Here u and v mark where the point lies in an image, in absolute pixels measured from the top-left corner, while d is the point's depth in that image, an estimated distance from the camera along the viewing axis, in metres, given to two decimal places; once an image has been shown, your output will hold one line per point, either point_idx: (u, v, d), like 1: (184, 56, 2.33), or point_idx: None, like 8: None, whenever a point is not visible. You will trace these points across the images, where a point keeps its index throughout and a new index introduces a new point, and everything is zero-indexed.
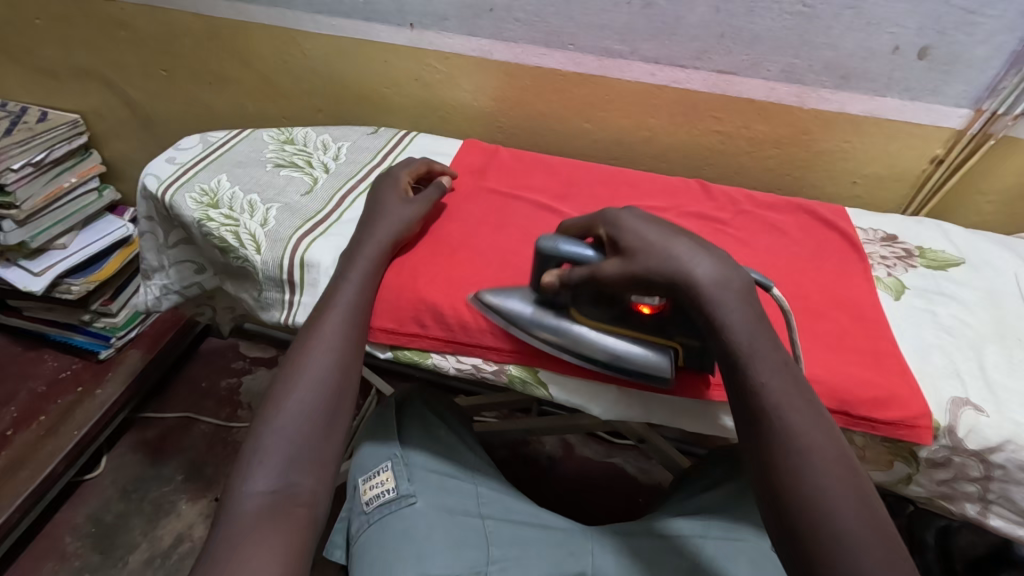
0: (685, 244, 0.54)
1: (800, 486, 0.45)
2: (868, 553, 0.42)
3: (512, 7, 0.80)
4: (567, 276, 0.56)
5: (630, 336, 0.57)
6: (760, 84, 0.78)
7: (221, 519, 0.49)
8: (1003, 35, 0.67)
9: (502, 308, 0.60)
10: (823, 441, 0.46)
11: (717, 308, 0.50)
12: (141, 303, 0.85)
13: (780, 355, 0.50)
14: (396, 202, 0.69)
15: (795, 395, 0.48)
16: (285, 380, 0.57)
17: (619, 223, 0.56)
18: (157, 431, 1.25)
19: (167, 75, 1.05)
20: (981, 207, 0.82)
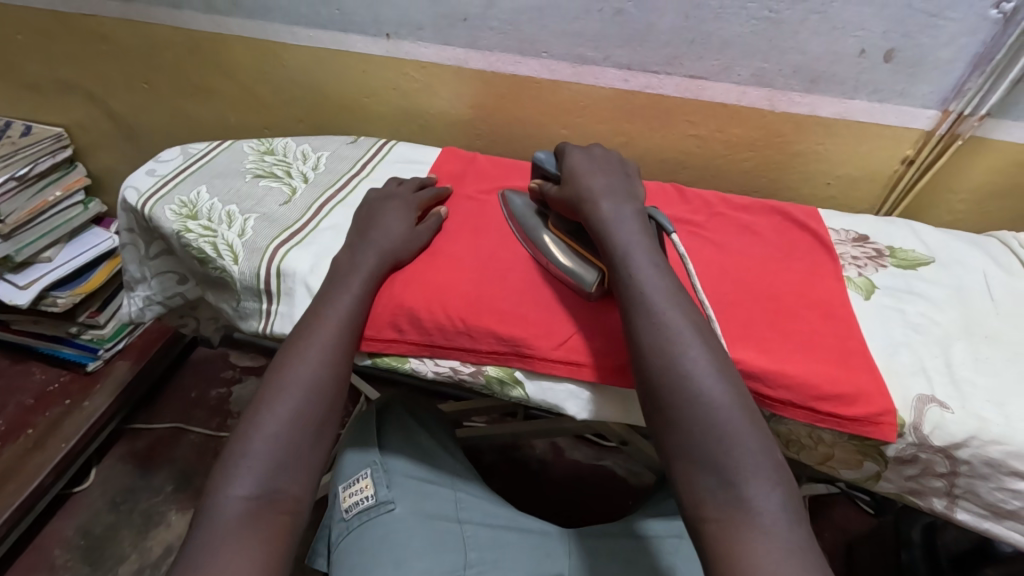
0: (603, 177, 0.66)
1: (663, 363, 0.51)
2: (720, 414, 0.48)
3: (486, 16, 0.81)
4: (541, 187, 0.69)
5: (573, 248, 0.65)
6: (731, 88, 0.79)
7: (202, 523, 0.49)
8: (965, 37, 0.68)
9: (511, 204, 0.73)
10: (685, 322, 0.53)
11: (608, 221, 0.60)
12: (124, 314, 0.85)
13: (651, 255, 0.57)
14: (401, 226, 0.69)
15: (660, 283, 0.55)
16: (276, 385, 0.57)
17: (574, 155, 0.69)
18: (146, 442, 1.25)
19: (149, 88, 1.05)
20: (952, 206, 0.83)
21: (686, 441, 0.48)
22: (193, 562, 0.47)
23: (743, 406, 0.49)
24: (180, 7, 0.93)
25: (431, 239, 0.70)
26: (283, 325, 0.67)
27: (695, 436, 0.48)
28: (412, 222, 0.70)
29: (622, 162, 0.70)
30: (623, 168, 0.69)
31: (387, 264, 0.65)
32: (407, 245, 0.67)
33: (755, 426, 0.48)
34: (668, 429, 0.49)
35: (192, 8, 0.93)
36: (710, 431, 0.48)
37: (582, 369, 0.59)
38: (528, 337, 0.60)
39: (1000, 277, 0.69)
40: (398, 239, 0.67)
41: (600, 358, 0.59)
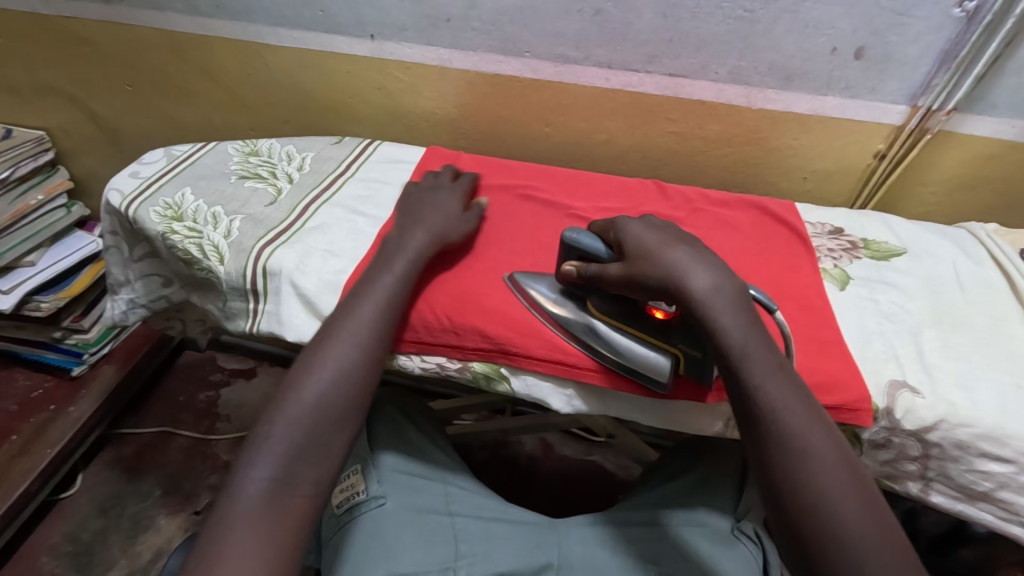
0: (683, 253, 0.57)
1: (804, 494, 0.47)
2: (875, 561, 0.44)
3: (467, 17, 0.82)
4: (585, 269, 0.60)
5: (636, 336, 0.59)
6: (709, 86, 0.81)
7: (225, 499, 0.50)
8: (931, 35, 0.71)
9: (529, 291, 0.64)
10: (823, 445, 0.49)
11: (711, 313, 0.53)
12: (108, 318, 0.85)
13: (773, 358, 0.52)
14: (451, 214, 0.70)
15: (792, 397, 0.51)
16: (312, 365, 0.57)
17: (629, 228, 0.60)
18: (134, 447, 1.24)
19: (132, 89, 1.05)
20: (924, 198, 0.86)
21: None
22: (215, 537, 0.48)
23: (898, 550, 0.44)
24: (163, 9, 0.93)
25: (476, 226, 0.71)
26: (271, 325, 0.67)
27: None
28: (459, 210, 0.71)
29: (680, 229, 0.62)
30: (686, 234, 0.61)
31: (436, 244, 0.66)
32: (456, 229, 0.69)
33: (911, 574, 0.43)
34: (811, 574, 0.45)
35: (175, 10, 0.92)
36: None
37: (567, 366, 0.60)
38: (513, 335, 0.61)
39: (969, 266, 0.71)
40: (447, 224, 0.68)
41: (584, 356, 0.60)
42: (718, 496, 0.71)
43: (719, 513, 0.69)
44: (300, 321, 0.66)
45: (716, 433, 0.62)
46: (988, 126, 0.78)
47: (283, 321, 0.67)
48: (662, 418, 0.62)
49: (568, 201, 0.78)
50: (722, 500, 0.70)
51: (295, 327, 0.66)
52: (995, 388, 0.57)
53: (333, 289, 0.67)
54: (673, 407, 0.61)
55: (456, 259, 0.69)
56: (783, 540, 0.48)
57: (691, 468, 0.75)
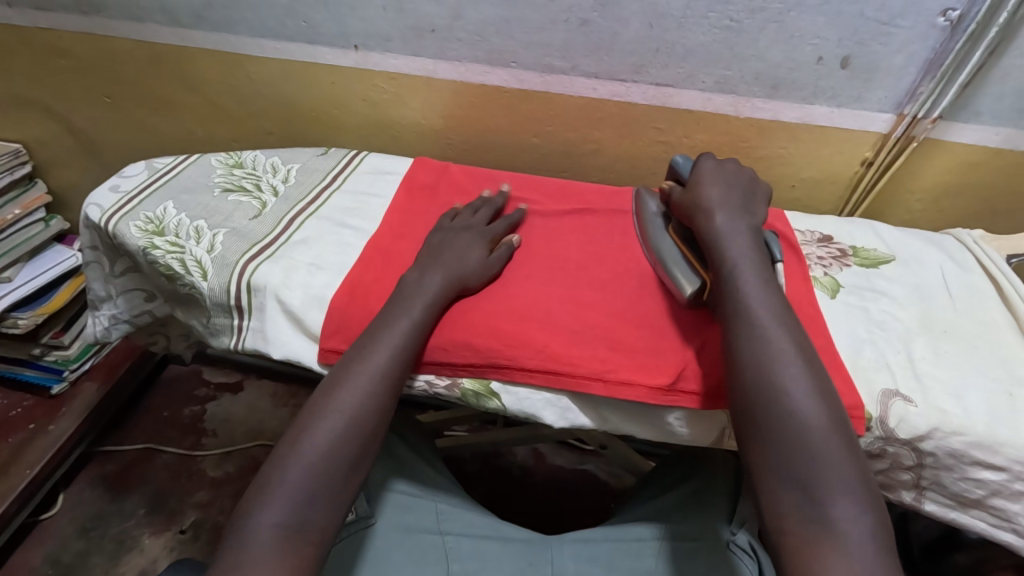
0: (724, 192, 0.64)
1: (762, 378, 0.52)
2: (816, 437, 0.49)
3: (453, 27, 0.81)
4: (671, 187, 0.68)
5: (686, 254, 0.64)
6: (696, 95, 0.81)
7: (233, 548, 0.50)
8: (915, 44, 0.71)
9: (640, 199, 0.72)
10: (789, 342, 0.53)
11: (722, 239, 0.60)
12: (89, 334, 0.83)
13: (759, 270, 0.58)
14: (475, 256, 0.67)
15: (768, 298, 0.56)
16: (323, 409, 0.56)
17: (706, 164, 0.67)
18: (117, 465, 1.21)
19: (112, 101, 1.03)
20: (910, 205, 0.87)
21: (773, 453, 0.49)
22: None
23: (841, 433, 0.49)
24: (144, 20, 0.91)
25: (501, 270, 0.68)
26: (255, 341, 0.67)
27: (788, 455, 0.49)
28: (485, 252, 0.68)
29: (751, 181, 0.67)
30: (751, 187, 0.67)
31: (455, 288, 0.63)
32: (477, 275, 0.65)
33: (849, 453, 0.49)
34: (756, 439, 0.50)
35: (155, 21, 0.91)
36: (805, 452, 0.48)
37: (560, 377, 0.60)
38: (502, 348, 0.60)
39: (956, 272, 0.71)
40: (466, 268, 0.65)
41: (575, 367, 0.59)
42: (711, 508, 0.70)
43: (712, 526, 0.68)
44: (286, 338, 0.65)
45: (711, 443, 0.61)
46: (972, 134, 0.79)
47: (268, 338, 0.66)
48: (656, 429, 0.61)
49: (559, 211, 0.77)
50: (715, 512, 0.69)
51: (281, 343, 0.65)
52: (987, 396, 0.57)
53: (321, 304, 0.65)
54: (665, 420, 0.60)
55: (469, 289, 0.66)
56: (733, 414, 0.53)
57: (684, 479, 0.75)
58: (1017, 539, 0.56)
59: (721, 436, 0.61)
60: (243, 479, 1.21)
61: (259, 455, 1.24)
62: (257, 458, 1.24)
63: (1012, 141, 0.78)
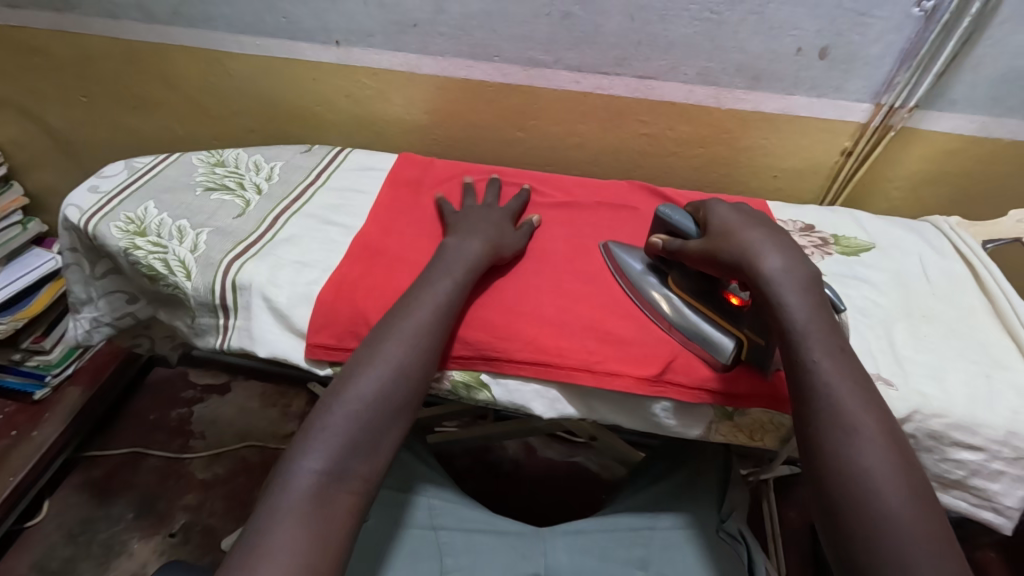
0: (762, 234, 0.58)
1: (846, 470, 0.47)
2: (911, 540, 0.44)
3: (435, 22, 0.81)
4: (668, 243, 0.62)
5: (704, 312, 0.61)
6: (679, 87, 0.82)
7: (274, 490, 0.50)
8: (892, 34, 0.72)
9: (617, 259, 0.68)
10: (873, 426, 0.48)
11: (778, 291, 0.53)
12: (71, 338, 0.81)
13: (837, 340, 0.52)
14: (504, 231, 0.69)
15: (849, 375, 0.50)
16: (368, 359, 0.57)
17: (719, 210, 0.62)
18: (103, 470, 1.19)
19: (88, 101, 1.01)
20: (889, 194, 0.89)
21: (865, 559, 0.44)
22: (261, 526, 0.47)
23: (940, 539, 0.44)
24: (119, 17, 0.89)
25: (525, 247, 0.70)
26: (242, 340, 0.66)
27: (879, 563, 0.43)
28: (512, 226, 0.71)
29: (773, 221, 0.62)
30: (775, 226, 0.61)
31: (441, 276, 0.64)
32: (510, 247, 0.68)
33: (951, 564, 0.43)
34: (844, 543, 0.45)
35: (131, 18, 0.89)
36: (899, 561, 0.43)
37: (549, 368, 0.60)
38: (492, 340, 0.61)
39: (935, 259, 0.73)
40: (502, 237, 0.68)
41: (565, 357, 0.60)
42: (703, 495, 0.71)
43: (703, 514, 0.69)
44: (273, 335, 0.65)
45: (699, 436, 0.62)
46: (949, 122, 0.80)
47: (254, 336, 0.65)
48: (644, 418, 0.62)
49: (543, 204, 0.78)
50: (704, 501, 0.71)
51: (268, 341, 0.65)
52: (965, 377, 0.59)
53: (308, 301, 0.65)
54: (653, 408, 0.61)
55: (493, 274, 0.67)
56: (816, 509, 0.48)
57: (673, 468, 0.76)
58: (995, 517, 0.58)
59: (707, 428, 0.61)
60: (232, 481, 1.20)
61: (249, 456, 1.24)
62: (247, 459, 1.23)
63: (987, 129, 0.80)
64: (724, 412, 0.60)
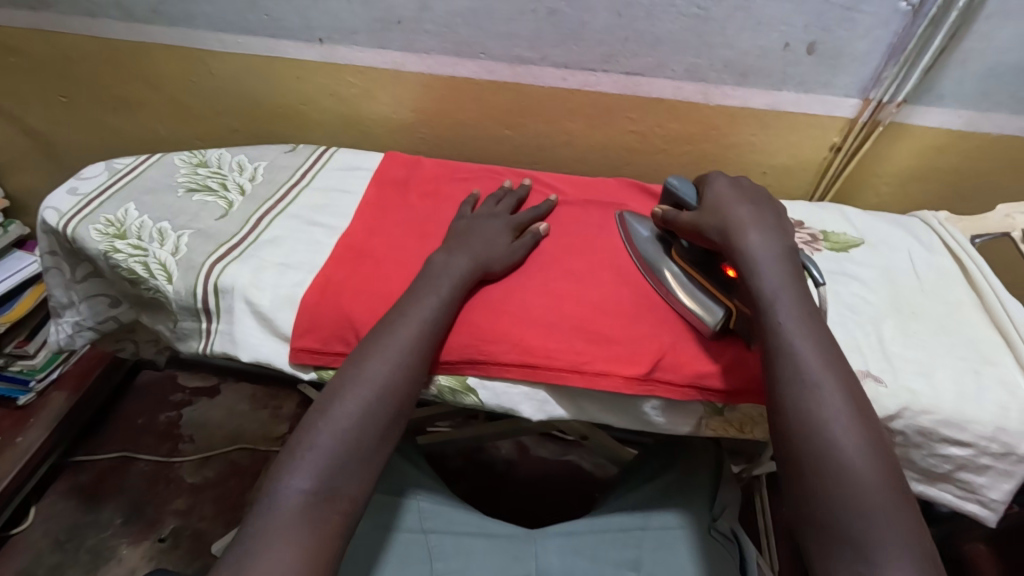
0: (748, 211, 0.60)
1: (806, 425, 0.48)
2: (865, 489, 0.45)
3: (420, 19, 0.80)
4: (667, 213, 0.65)
5: (699, 283, 0.62)
6: (667, 83, 0.81)
7: (262, 511, 0.49)
8: (879, 29, 0.72)
9: (630, 228, 0.70)
10: (834, 382, 0.50)
11: (751, 262, 0.56)
12: (53, 343, 0.80)
13: (803, 303, 0.53)
14: (499, 243, 0.67)
15: (813, 337, 0.52)
16: (354, 378, 0.56)
17: (717, 184, 0.64)
18: (90, 475, 1.18)
19: (67, 101, 0.99)
20: (878, 189, 0.89)
21: (823, 507, 0.46)
22: (252, 549, 0.47)
23: (894, 488, 0.46)
24: (97, 15, 0.88)
25: (526, 257, 0.68)
26: (225, 344, 0.65)
27: (836, 510, 0.46)
28: (510, 239, 0.68)
29: (772, 198, 0.64)
30: (772, 202, 0.63)
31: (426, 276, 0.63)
32: (501, 260, 0.66)
33: (903, 512, 0.45)
34: (802, 492, 0.47)
35: (110, 16, 0.88)
36: (855, 506, 0.45)
37: (537, 370, 0.59)
38: (478, 343, 0.60)
39: (923, 255, 0.72)
40: (492, 253, 0.66)
41: (552, 359, 0.59)
42: (694, 494, 0.71)
43: (695, 512, 0.69)
44: (257, 340, 0.64)
45: (690, 432, 0.61)
46: (936, 117, 0.80)
47: (237, 340, 0.65)
48: (632, 420, 0.61)
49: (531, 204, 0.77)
50: (696, 499, 0.70)
51: (252, 345, 0.64)
52: (954, 372, 0.59)
53: (291, 304, 0.64)
54: (640, 411, 0.60)
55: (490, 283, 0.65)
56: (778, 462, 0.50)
57: (665, 467, 0.75)
58: (982, 510, 0.58)
59: (697, 425, 0.61)
60: (222, 484, 1.18)
61: (239, 459, 1.22)
62: (237, 463, 1.22)
63: (974, 123, 0.80)
64: (715, 408, 0.60)
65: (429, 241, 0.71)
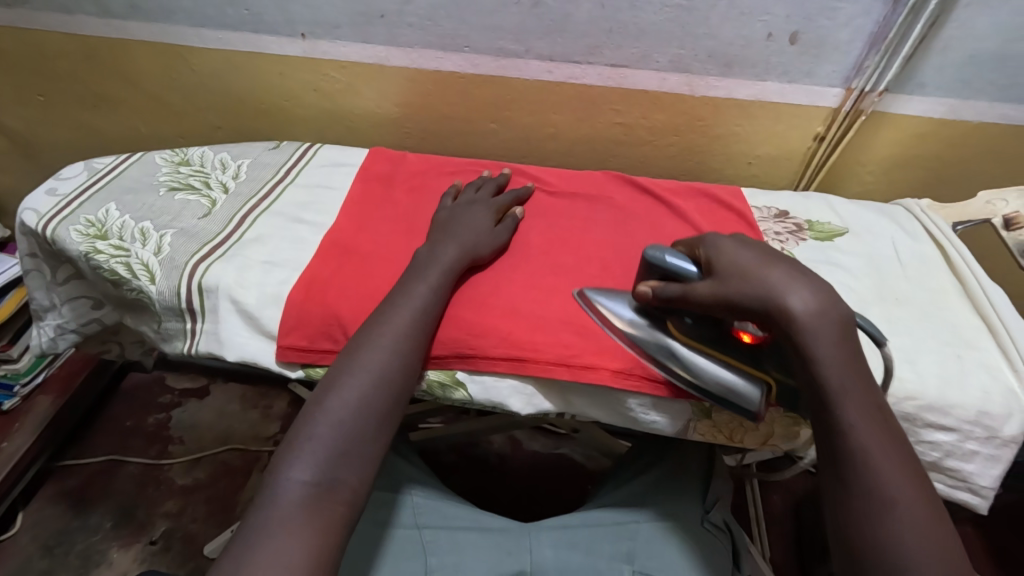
0: (786, 272, 0.51)
1: (884, 547, 0.44)
2: None
3: (402, 12, 0.79)
4: (660, 292, 0.54)
5: (722, 361, 0.54)
6: (652, 75, 0.81)
7: (262, 504, 0.48)
8: (860, 18, 0.72)
9: (602, 311, 0.59)
10: (913, 497, 0.45)
11: (815, 345, 0.47)
12: (35, 346, 0.78)
13: (874, 398, 0.47)
14: (483, 227, 0.67)
15: (887, 442, 0.46)
16: (349, 368, 0.55)
17: (724, 246, 0.54)
18: (79, 479, 1.17)
19: (45, 100, 0.98)
20: (862, 176, 0.90)
21: None
22: (253, 540, 0.46)
23: None
24: (73, 12, 0.86)
25: (508, 241, 0.69)
26: (210, 344, 0.65)
27: None
28: (493, 223, 0.69)
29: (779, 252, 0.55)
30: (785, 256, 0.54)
31: (414, 270, 0.62)
32: (487, 246, 0.66)
33: None
34: None
35: (85, 12, 0.86)
36: None
37: (524, 363, 0.59)
38: (467, 337, 0.60)
39: (907, 242, 0.73)
40: (479, 239, 0.66)
41: (540, 351, 0.59)
42: (688, 489, 0.72)
43: (690, 508, 0.70)
44: (243, 339, 0.64)
45: (677, 429, 0.61)
46: (918, 105, 0.81)
47: (222, 340, 0.64)
48: (619, 413, 0.61)
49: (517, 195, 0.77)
50: (689, 496, 0.71)
51: (238, 345, 0.63)
52: (938, 358, 0.59)
53: (277, 301, 0.64)
54: (628, 404, 0.60)
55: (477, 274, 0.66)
56: None
57: (657, 461, 0.76)
58: (971, 497, 0.58)
59: (685, 426, 0.61)
60: (213, 485, 1.18)
61: (230, 460, 1.22)
62: (228, 463, 1.21)
63: (956, 111, 0.81)
64: (703, 408, 0.60)
65: (415, 233, 0.71)
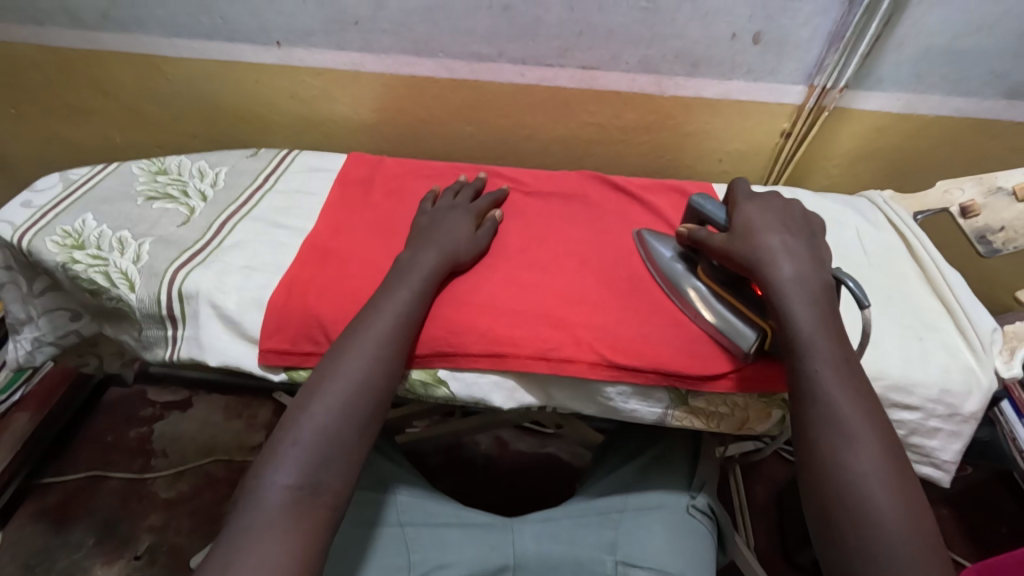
0: (785, 238, 0.58)
1: (840, 473, 0.47)
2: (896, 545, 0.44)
3: (376, 18, 0.80)
4: (692, 232, 0.63)
5: (730, 303, 0.60)
6: (622, 75, 0.83)
7: (245, 507, 0.49)
8: (818, 18, 0.75)
9: (650, 247, 0.68)
10: (871, 433, 0.48)
11: (789, 301, 0.54)
12: (12, 360, 0.78)
13: (841, 349, 0.52)
14: (463, 232, 0.68)
15: (850, 387, 0.50)
16: (332, 373, 0.56)
17: (749, 206, 0.62)
18: (59, 496, 1.15)
19: (17, 112, 0.97)
20: (828, 170, 0.93)
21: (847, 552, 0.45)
22: (235, 543, 0.47)
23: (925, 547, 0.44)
24: (44, 23, 0.86)
25: (489, 245, 0.70)
26: (191, 349, 0.65)
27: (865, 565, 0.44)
28: (473, 227, 0.70)
29: (805, 222, 0.62)
30: (806, 226, 0.61)
31: (396, 272, 0.63)
32: (466, 249, 0.67)
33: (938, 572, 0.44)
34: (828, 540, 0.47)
35: (57, 23, 0.86)
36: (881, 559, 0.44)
37: (503, 358, 0.60)
38: (446, 335, 0.61)
39: (871, 232, 0.76)
40: (458, 244, 0.67)
41: (519, 347, 0.60)
42: (672, 478, 0.73)
43: (671, 499, 0.71)
44: (224, 343, 0.64)
45: (657, 420, 0.63)
46: (877, 101, 0.84)
47: (203, 345, 0.64)
48: (598, 405, 0.63)
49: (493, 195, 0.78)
50: (668, 486, 0.72)
51: (219, 349, 0.64)
52: (898, 339, 0.62)
53: (257, 305, 0.64)
54: (606, 397, 0.62)
55: (456, 275, 0.67)
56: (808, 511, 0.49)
57: (640, 452, 0.77)
58: (933, 471, 0.61)
59: (664, 415, 0.63)
60: (198, 497, 1.17)
61: (215, 470, 1.21)
62: (213, 474, 1.20)
63: (913, 106, 0.84)
64: (680, 397, 0.61)
65: (394, 236, 0.72)
